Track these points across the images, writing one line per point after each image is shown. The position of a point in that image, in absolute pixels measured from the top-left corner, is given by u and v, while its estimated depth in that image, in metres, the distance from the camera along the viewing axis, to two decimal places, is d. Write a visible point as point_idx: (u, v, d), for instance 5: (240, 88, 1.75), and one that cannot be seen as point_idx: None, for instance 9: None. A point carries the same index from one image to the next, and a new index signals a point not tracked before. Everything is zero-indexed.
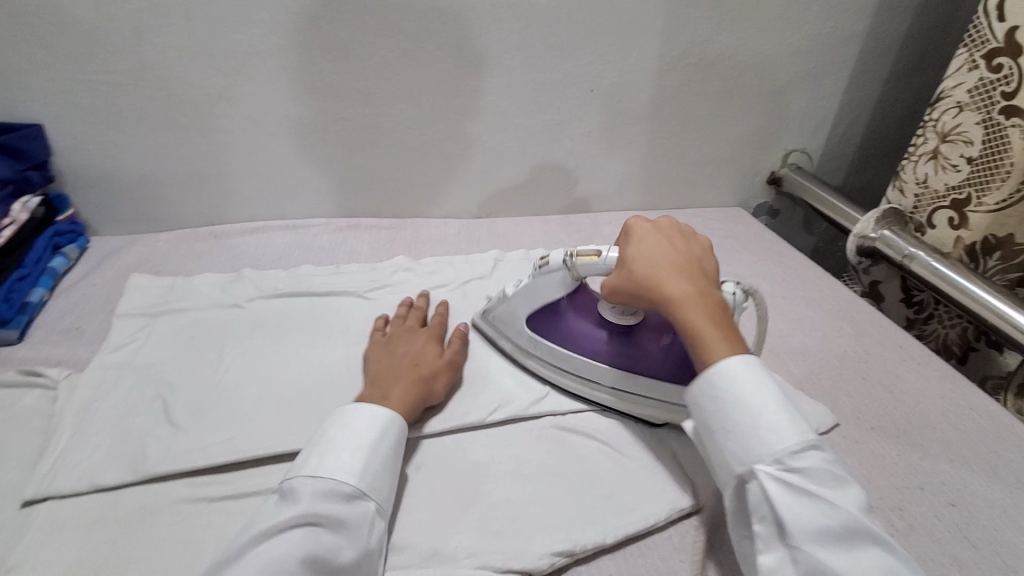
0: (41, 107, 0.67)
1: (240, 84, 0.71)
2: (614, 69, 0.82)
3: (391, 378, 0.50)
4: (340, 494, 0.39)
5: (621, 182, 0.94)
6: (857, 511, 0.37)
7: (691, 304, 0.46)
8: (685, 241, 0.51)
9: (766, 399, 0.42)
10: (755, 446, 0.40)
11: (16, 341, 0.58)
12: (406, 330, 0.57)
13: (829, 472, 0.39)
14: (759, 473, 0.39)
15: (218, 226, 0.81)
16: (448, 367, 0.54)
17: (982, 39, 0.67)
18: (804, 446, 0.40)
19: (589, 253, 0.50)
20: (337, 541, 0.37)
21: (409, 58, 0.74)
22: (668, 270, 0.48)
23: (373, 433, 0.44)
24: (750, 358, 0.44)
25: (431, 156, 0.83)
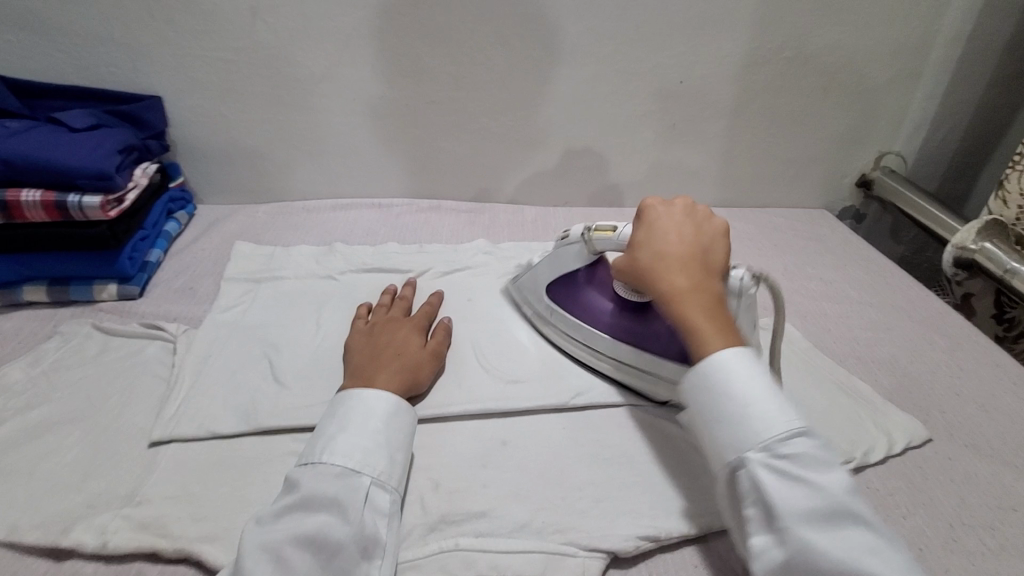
0: (163, 80, 0.72)
1: (341, 64, 0.74)
2: (706, 60, 0.80)
3: (373, 367, 0.49)
4: (330, 473, 0.39)
5: (700, 178, 0.92)
6: (843, 492, 0.35)
7: (688, 295, 0.45)
8: (700, 229, 0.50)
9: (756, 387, 0.40)
10: (746, 434, 0.38)
11: (137, 296, 0.62)
12: (390, 320, 0.57)
13: (818, 457, 0.37)
14: (749, 462, 0.38)
15: (309, 201, 0.85)
16: (430, 358, 0.53)
17: None
18: (793, 433, 0.38)
19: (605, 228, 0.53)
20: (330, 520, 0.37)
21: (502, 43, 0.75)
22: (671, 260, 0.47)
23: (356, 414, 0.43)
24: (737, 351, 0.42)
25: (513, 143, 0.84)
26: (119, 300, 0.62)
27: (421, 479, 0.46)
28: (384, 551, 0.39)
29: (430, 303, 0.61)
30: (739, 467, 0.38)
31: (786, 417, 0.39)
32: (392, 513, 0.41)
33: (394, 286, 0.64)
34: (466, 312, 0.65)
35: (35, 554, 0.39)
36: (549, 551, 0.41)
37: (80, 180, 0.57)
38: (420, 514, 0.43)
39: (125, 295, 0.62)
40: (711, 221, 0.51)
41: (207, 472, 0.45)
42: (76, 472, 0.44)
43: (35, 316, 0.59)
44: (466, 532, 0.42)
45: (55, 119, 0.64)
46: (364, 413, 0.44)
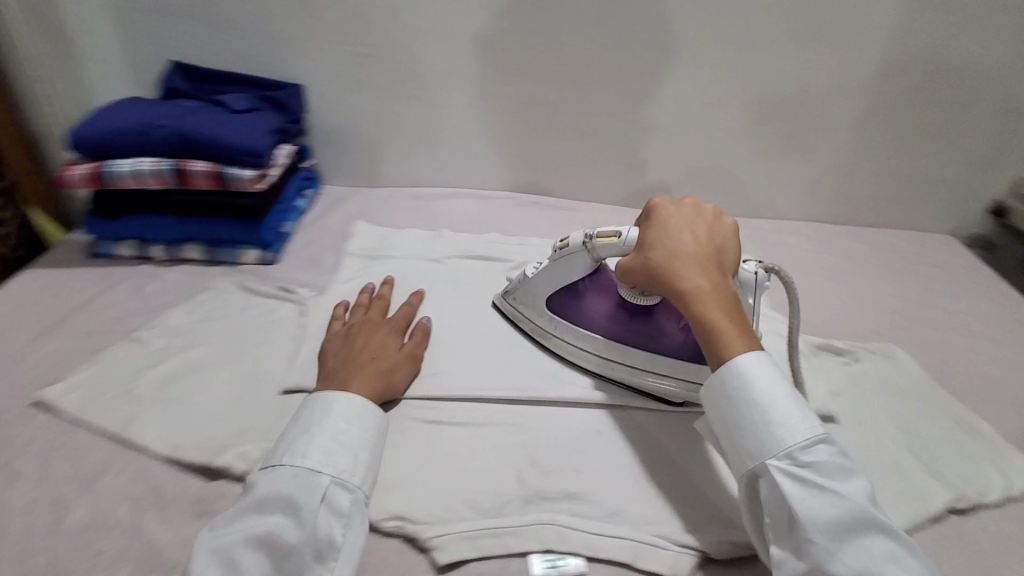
0: (306, 71, 0.80)
1: (464, 61, 0.79)
2: (830, 70, 0.77)
3: (346, 371, 0.49)
4: (280, 477, 0.40)
5: (810, 192, 0.89)
6: (864, 502, 0.37)
7: (709, 296, 0.44)
8: (710, 228, 0.49)
9: (780, 394, 0.41)
10: (769, 441, 0.40)
11: (272, 262, 0.70)
12: (366, 321, 0.56)
13: (838, 466, 0.38)
14: (770, 469, 0.39)
15: (418, 188, 0.90)
16: (408, 360, 0.53)
17: None
18: (814, 441, 0.39)
19: (607, 235, 0.52)
20: (281, 523, 0.38)
21: (620, 45, 0.76)
22: (688, 260, 0.46)
23: (315, 415, 0.43)
24: (759, 356, 0.42)
25: (619, 144, 0.85)
26: (258, 264, 0.70)
27: (519, 454, 0.49)
28: (347, 553, 0.39)
29: (408, 304, 0.61)
30: (761, 475, 0.40)
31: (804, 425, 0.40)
32: (354, 513, 0.41)
33: (373, 284, 0.64)
34: None
35: (191, 473, 0.46)
36: (641, 541, 0.42)
37: (239, 157, 0.65)
38: (518, 487, 0.46)
39: (263, 260, 0.70)
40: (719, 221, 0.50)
41: None
42: (223, 408, 0.50)
43: (190, 272, 0.68)
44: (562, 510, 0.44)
45: (219, 102, 0.73)
46: (326, 411, 0.44)
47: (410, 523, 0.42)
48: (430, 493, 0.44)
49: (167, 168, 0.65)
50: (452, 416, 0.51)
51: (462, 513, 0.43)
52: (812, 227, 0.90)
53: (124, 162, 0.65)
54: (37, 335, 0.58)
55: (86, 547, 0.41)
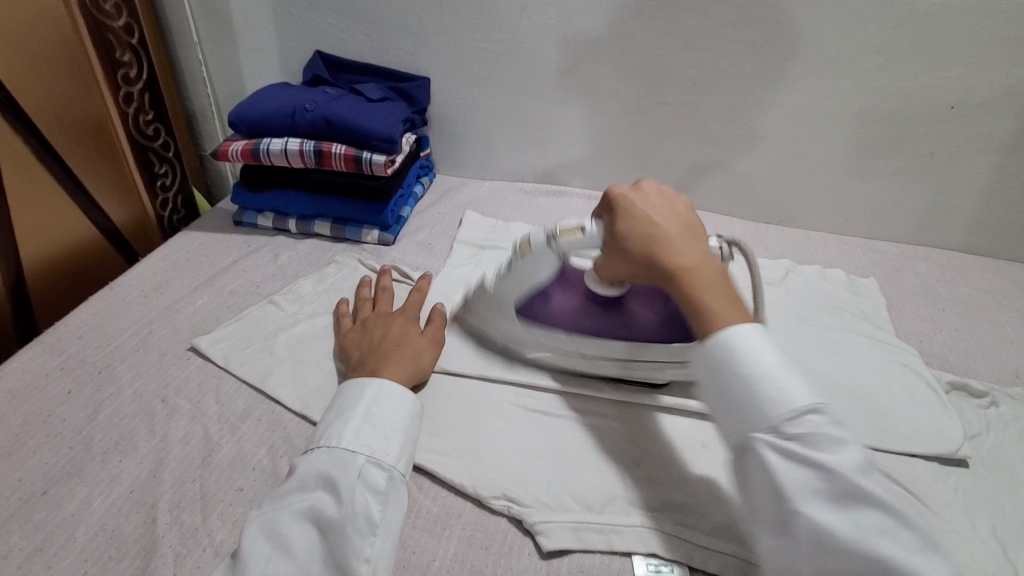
0: (434, 65, 0.84)
1: (587, 59, 0.79)
2: (990, 85, 0.70)
3: (375, 351, 0.50)
4: (316, 454, 0.41)
5: (951, 217, 0.81)
6: (854, 473, 0.33)
7: (697, 274, 0.41)
8: (682, 205, 0.46)
9: (768, 363, 0.36)
10: (755, 414, 0.36)
11: (390, 243, 0.74)
12: (380, 313, 0.56)
13: (829, 436, 0.34)
14: (757, 443, 0.35)
15: (527, 184, 0.92)
16: (431, 344, 0.54)
17: None
18: (802, 411, 0.35)
19: (571, 231, 0.48)
20: (322, 500, 0.38)
21: (752, 50, 0.74)
22: (671, 238, 0.43)
23: (348, 401, 0.44)
24: (749, 326, 0.38)
25: (737, 152, 0.82)
26: (378, 244, 0.74)
27: (621, 454, 0.48)
28: (387, 531, 0.39)
29: (415, 289, 0.60)
30: (747, 449, 0.36)
31: (794, 392, 0.36)
32: (391, 491, 0.40)
33: (369, 278, 0.63)
34: None
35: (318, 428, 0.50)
36: (749, 560, 0.41)
37: (373, 142, 0.69)
38: (622, 486, 0.46)
39: (382, 241, 0.74)
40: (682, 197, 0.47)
41: (441, 399, 0.52)
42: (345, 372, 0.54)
43: (318, 246, 0.73)
44: (668, 515, 0.44)
45: (358, 91, 0.78)
46: (360, 396, 0.44)
47: (519, 505, 0.43)
48: (534, 480, 0.45)
49: (310, 149, 0.70)
50: (557, 409, 0.52)
51: (566, 503, 0.44)
52: (948, 257, 0.82)
53: (273, 142, 0.71)
54: (191, 290, 0.65)
55: (230, 481, 0.46)
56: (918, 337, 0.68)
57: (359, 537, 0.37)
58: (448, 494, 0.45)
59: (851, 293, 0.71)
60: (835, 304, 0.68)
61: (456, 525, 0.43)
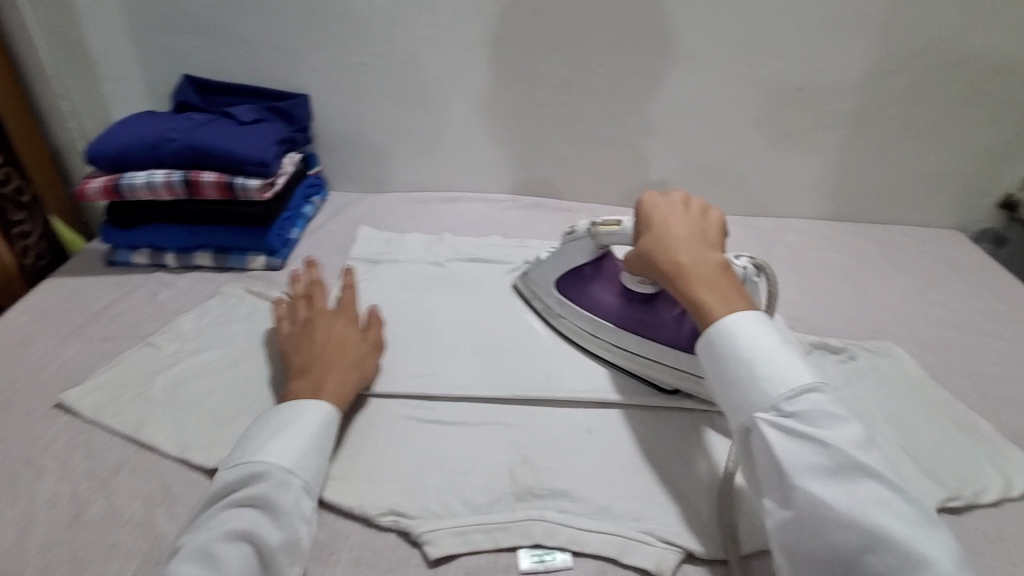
0: (311, 82, 0.83)
1: (465, 67, 0.80)
2: (829, 68, 0.77)
3: (323, 367, 0.49)
4: (253, 471, 0.40)
5: (814, 190, 0.88)
6: (849, 446, 0.35)
7: (692, 270, 0.45)
8: (706, 214, 0.50)
9: (769, 347, 0.40)
10: (755, 394, 0.39)
11: (279, 267, 0.73)
12: (323, 312, 0.54)
13: (826, 412, 0.37)
14: (758, 421, 0.38)
15: (423, 193, 0.92)
16: (370, 349, 0.54)
17: None
18: (801, 390, 0.38)
19: (610, 223, 0.55)
20: (259, 522, 0.38)
21: (617, 50, 0.77)
22: (675, 239, 0.47)
23: (294, 419, 0.44)
24: (746, 312, 0.42)
25: (617, 145, 0.86)
26: (266, 270, 0.72)
27: (511, 452, 0.50)
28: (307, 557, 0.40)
29: (344, 286, 0.58)
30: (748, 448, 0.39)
31: (794, 373, 0.39)
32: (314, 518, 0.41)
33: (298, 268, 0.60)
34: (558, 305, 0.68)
35: (198, 470, 0.48)
36: (627, 536, 0.44)
37: (245, 166, 0.68)
38: (509, 483, 0.47)
39: (270, 266, 0.72)
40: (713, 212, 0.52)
41: None
42: (228, 408, 0.53)
43: (202, 279, 0.71)
44: (555, 507, 0.46)
45: (228, 113, 0.76)
46: (303, 417, 0.44)
47: (407, 518, 0.44)
48: (423, 491, 0.46)
49: (178, 179, 0.68)
50: (448, 415, 0.53)
51: (454, 508, 0.45)
52: (816, 227, 0.89)
53: (137, 175, 0.68)
54: (59, 341, 0.61)
55: (103, 539, 0.43)
56: (789, 304, 0.73)
57: (291, 552, 0.39)
58: (337, 518, 0.45)
59: None
60: None
61: (344, 548, 0.43)
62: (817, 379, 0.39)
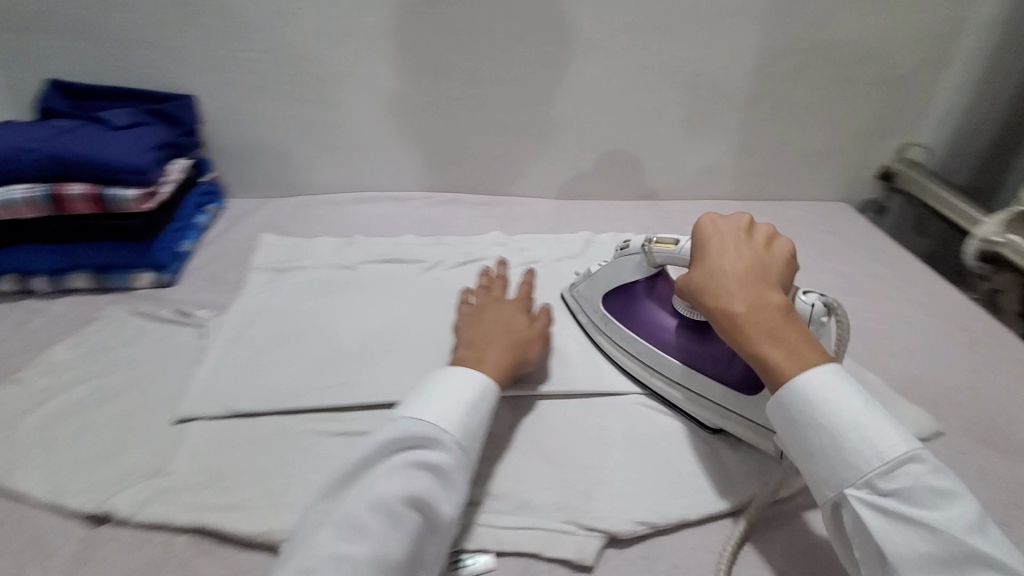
0: (195, 82, 0.76)
1: (364, 61, 0.77)
2: (720, 54, 0.80)
3: (485, 343, 0.52)
4: (427, 441, 0.41)
5: (717, 172, 0.92)
6: (962, 531, 0.33)
7: (755, 318, 0.42)
8: (766, 246, 0.47)
9: (858, 412, 0.38)
10: (845, 469, 0.37)
11: (170, 283, 0.67)
12: (491, 300, 0.59)
13: (929, 490, 0.35)
14: (850, 498, 0.37)
15: (332, 195, 0.88)
16: (538, 337, 0.56)
17: None
18: (900, 463, 0.36)
19: (666, 241, 0.52)
20: (417, 472, 0.40)
21: (517, 41, 0.77)
22: (733, 280, 0.44)
23: (456, 385, 0.46)
24: (822, 370, 0.39)
25: (527, 136, 0.85)
26: (154, 287, 0.66)
27: None
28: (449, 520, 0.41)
29: (524, 282, 0.62)
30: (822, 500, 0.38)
31: (888, 442, 0.37)
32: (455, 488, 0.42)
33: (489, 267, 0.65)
34: None
35: (77, 518, 0.43)
36: (550, 528, 0.43)
37: (120, 175, 0.62)
38: None
39: (159, 282, 0.66)
40: (774, 240, 0.48)
41: (232, 446, 0.48)
42: (111, 445, 0.48)
43: (80, 303, 0.64)
44: (476, 509, 0.45)
45: (98, 118, 0.69)
46: (467, 393, 0.45)
47: None
48: None
49: (40, 194, 0.61)
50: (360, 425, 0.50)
51: None
52: (721, 206, 0.93)
53: None
54: None
55: None
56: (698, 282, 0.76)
57: (451, 521, 0.40)
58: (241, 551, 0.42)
59: None
60: None
61: None
62: (916, 446, 0.37)
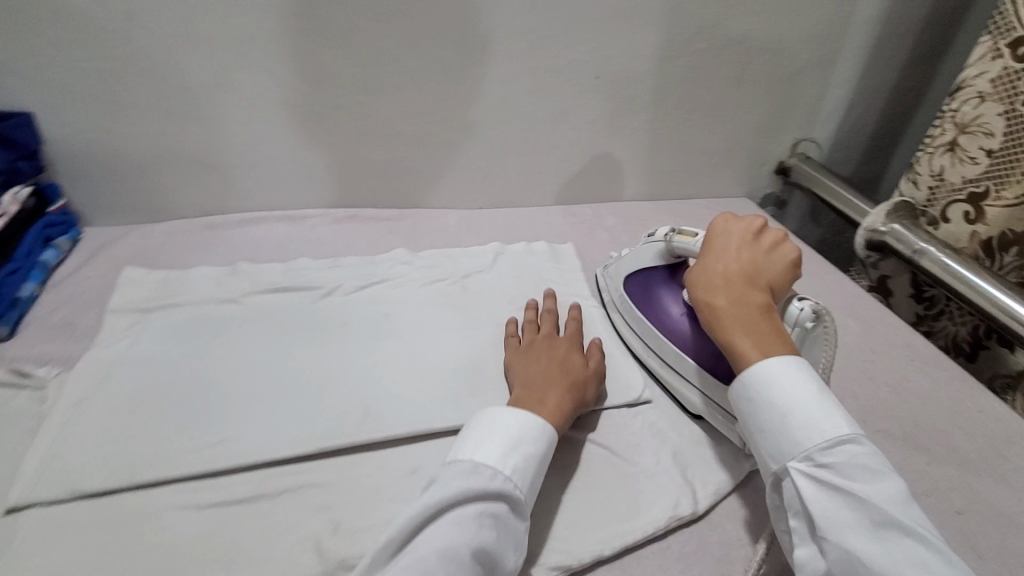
0: (31, 98, 0.66)
1: (239, 70, 0.69)
2: (622, 57, 0.79)
3: (543, 384, 0.52)
4: (504, 492, 0.42)
5: (627, 173, 0.92)
6: (887, 504, 0.38)
7: (731, 310, 0.49)
8: (766, 252, 0.52)
9: (806, 396, 0.43)
10: (789, 444, 0.42)
11: (6, 336, 0.58)
12: (545, 337, 0.58)
13: (862, 467, 0.40)
14: (791, 470, 0.42)
15: (215, 216, 0.80)
16: (594, 376, 0.55)
17: (1009, 26, 0.67)
18: (837, 441, 0.41)
19: (688, 236, 0.58)
20: (490, 525, 0.40)
21: (411, 44, 0.72)
22: (719, 279, 0.51)
23: (515, 422, 0.46)
24: (780, 358, 0.45)
25: (430, 145, 0.81)
26: None
27: (320, 520, 0.45)
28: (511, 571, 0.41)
29: (572, 318, 0.62)
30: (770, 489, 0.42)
31: (831, 425, 0.42)
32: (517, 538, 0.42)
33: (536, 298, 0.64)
34: (379, 327, 0.62)
35: None
36: None
37: None
38: (313, 561, 0.42)
39: None
40: (780, 246, 0.53)
41: (80, 533, 0.42)
42: None
43: None
44: None
45: None
46: (545, 444, 0.46)
47: None
48: None
49: None
50: (235, 491, 0.46)
51: None
52: (632, 208, 0.93)
53: None
54: None
55: None
56: None
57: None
58: None
59: (552, 261, 0.75)
60: (540, 277, 0.72)
61: None
62: (854, 430, 0.41)
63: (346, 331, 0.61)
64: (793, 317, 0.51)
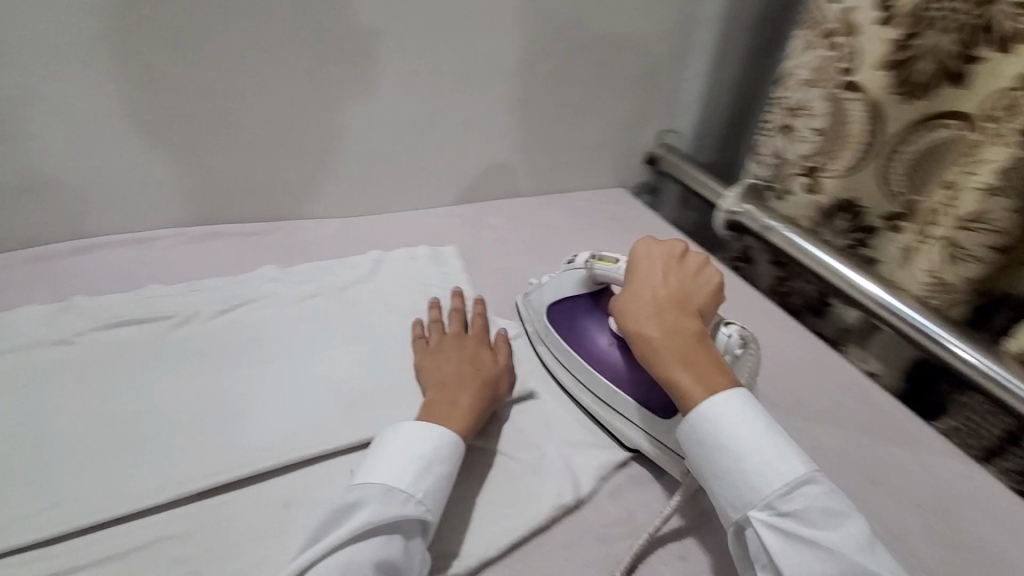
0: None
1: (53, 79, 0.61)
2: (484, 56, 0.80)
3: (455, 388, 0.53)
4: (406, 514, 0.42)
5: (505, 171, 0.92)
6: (851, 550, 0.41)
7: (668, 344, 0.50)
8: (694, 274, 0.55)
9: (760, 438, 0.45)
10: (749, 494, 0.44)
11: None
12: (451, 336, 0.60)
13: (819, 511, 0.42)
14: (753, 520, 0.43)
15: (42, 245, 0.70)
16: (504, 371, 0.57)
17: (822, 17, 0.72)
18: (798, 486, 0.43)
19: (609, 261, 0.60)
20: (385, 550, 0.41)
21: (256, 46, 0.67)
22: (652, 311, 0.52)
23: (425, 440, 0.46)
24: (732, 394, 0.47)
25: (295, 151, 0.76)
26: None
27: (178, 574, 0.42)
28: None
29: (476, 314, 0.63)
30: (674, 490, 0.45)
31: (790, 469, 0.44)
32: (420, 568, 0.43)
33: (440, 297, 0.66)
34: (246, 354, 0.58)
35: None
36: None
37: None
38: None
39: None
40: (704, 268, 0.56)
41: None
42: None
43: None
44: None
45: None
46: (454, 462, 0.47)
47: None
48: None
49: None
50: (73, 558, 0.42)
51: None
52: (514, 204, 0.94)
53: None
54: None
55: None
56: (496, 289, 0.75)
57: None
58: None
59: (433, 265, 0.74)
60: (421, 281, 0.71)
61: None
62: (810, 471, 0.44)
63: (203, 361, 0.56)
64: (724, 344, 0.54)
